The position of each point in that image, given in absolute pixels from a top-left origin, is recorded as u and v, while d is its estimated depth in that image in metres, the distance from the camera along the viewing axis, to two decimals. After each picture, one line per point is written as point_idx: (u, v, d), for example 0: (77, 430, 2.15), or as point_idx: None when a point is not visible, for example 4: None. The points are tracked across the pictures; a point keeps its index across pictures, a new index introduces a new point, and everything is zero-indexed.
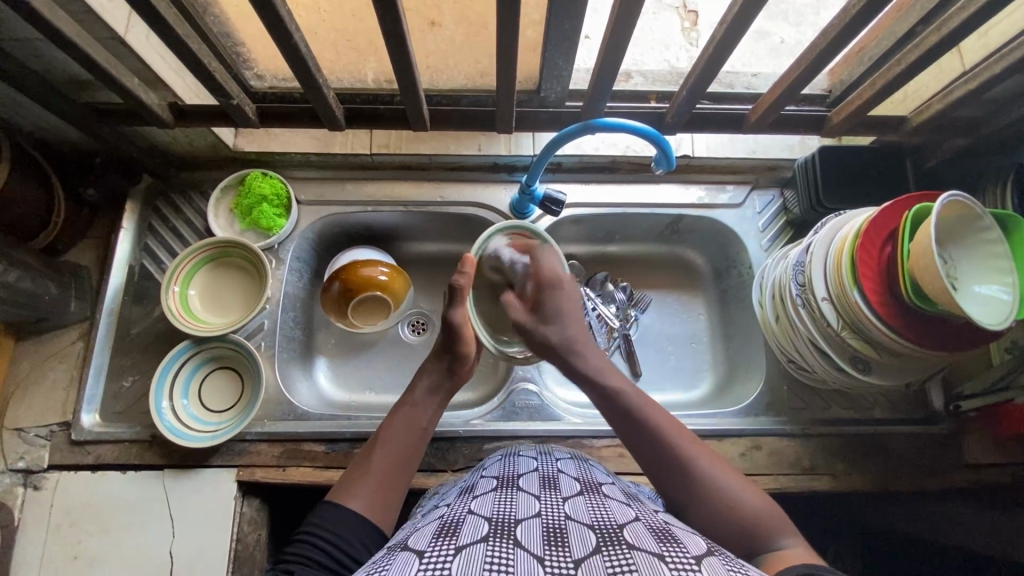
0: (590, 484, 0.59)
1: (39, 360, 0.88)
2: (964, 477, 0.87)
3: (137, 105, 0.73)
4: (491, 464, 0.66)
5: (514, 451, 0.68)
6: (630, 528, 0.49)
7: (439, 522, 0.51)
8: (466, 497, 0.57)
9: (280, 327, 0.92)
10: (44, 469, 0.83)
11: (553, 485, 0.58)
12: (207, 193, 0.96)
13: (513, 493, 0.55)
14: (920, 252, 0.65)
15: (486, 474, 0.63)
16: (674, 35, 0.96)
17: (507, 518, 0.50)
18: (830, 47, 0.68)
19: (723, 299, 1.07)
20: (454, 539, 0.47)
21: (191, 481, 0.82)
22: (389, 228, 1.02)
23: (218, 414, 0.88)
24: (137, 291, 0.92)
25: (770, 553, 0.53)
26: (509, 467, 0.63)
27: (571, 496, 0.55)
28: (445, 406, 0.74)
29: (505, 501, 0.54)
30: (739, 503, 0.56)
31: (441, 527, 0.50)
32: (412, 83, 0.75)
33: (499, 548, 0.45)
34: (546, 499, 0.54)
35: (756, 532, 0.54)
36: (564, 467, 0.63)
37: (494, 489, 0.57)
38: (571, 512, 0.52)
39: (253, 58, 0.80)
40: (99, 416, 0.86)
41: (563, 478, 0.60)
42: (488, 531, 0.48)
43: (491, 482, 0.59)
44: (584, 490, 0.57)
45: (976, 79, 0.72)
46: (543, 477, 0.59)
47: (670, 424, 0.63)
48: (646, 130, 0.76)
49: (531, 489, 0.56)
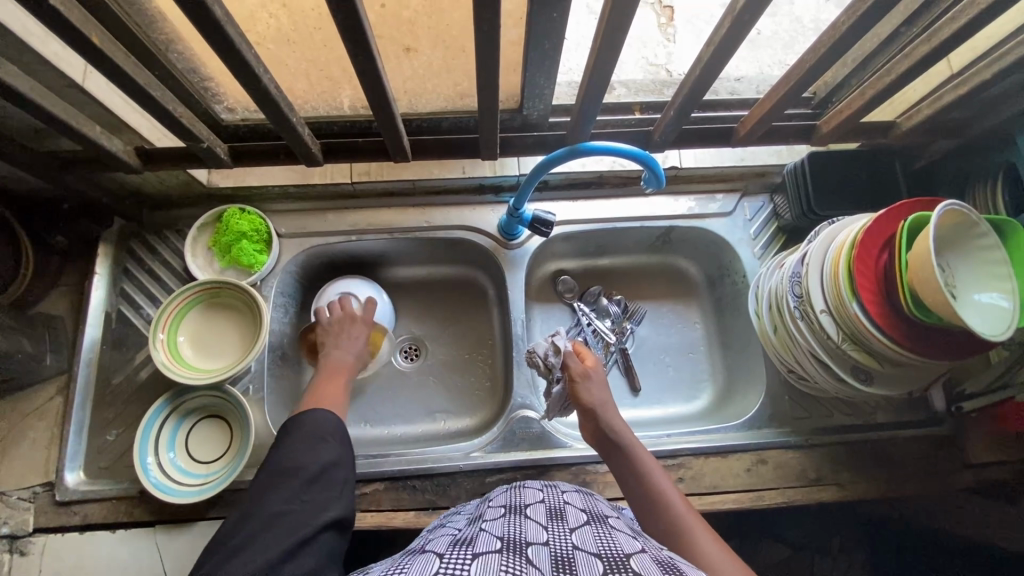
0: (596, 514, 0.59)
1: (17, 418, 0.84)
2: (972, 477, 0.87)
3: (102, 153, 0.69)
4: (499, 495, 0.66)
5: (520, 483, 0.68)
6: (637, 558, 0.48)
7: (454, 539, 0.52)
8: (476, 523, 0.57)
9: (269, 368, 0.89)
10: (30, 533, 0.79)
11: (560, 514, 0.57)
12: (184, 232, 0.93)
13: (522, 520, 0.55)
14: (919, 263, 0.65)
15: (494, 504, 0.62)
16: (652, 32, 0.98)
17: (518, 540, 0.50)
18: (817, 63, 0.66)
19: (718, 308, 1.06)
20: (471, 548, 0.48)
21: (186, 536, 0.79)
22: (375, 255, 1.00)
23: (207, 464, 0.84)
24: (116, 338, 0.88)
25: None
26: (516, 497, 0.63)
27: (578, 526, 0.55)
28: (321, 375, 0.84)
29: (515, 525, 0.53)
30: None
31: (456, 542, 0.51)
32: (392, 114, 0.72)
33: (511, 564, 0.45)
34: (554, 528, 0.53)
35: None
36: (570, 498, 0.62)
37: (504, 515, 0.57)
38: (577, 541, 0.51)
39: (221, 92, 0.77)
40: (84, 473, 0.82)
41: (570, 509, 0.59)
42: (500, 548, 0.48)
43: (500, 509, 0.59)
44: (591, 520, 0.57)
45: (966, 83, 0.71)
46: (550, 508, 0.59)
47: (687, 508, 0.63)
48: (634, 152, 0.72)
49: (538, 518, 0.56)
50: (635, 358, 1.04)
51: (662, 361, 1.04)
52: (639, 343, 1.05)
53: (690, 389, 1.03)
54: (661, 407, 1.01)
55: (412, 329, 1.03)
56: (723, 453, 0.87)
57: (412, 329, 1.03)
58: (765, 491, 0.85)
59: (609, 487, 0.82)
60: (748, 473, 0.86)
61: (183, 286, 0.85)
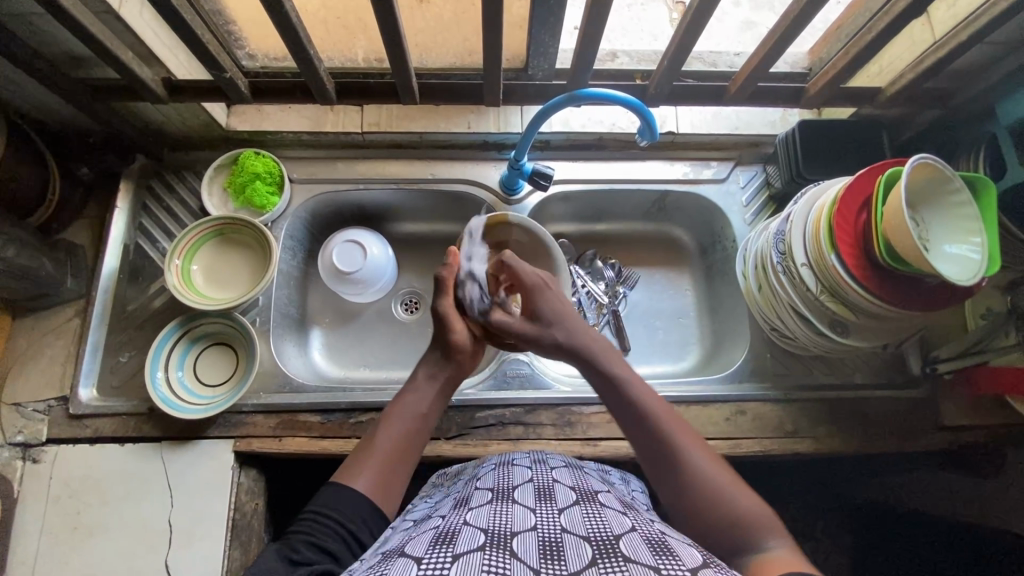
0: (585, 492, 0.61)
1: (36, 337, 0.89)
2: (945, 439, 0.90)
3: (132, 80, 0.74)
4: (487, 472, 0.68)
5: (508, 460, 0.70)
6: (626, 539, 0.49)
7: (436, 531, 0.52)
8: (461, 509, 0.58)
9: (275, 304, 0.94)
10: (43, 442, 0.84)
11: (548, 496, 0.59)
12: (201, 173, 0.98)
13: (509, 507, 0.56)
14: (891, 213, 0.68)
15: (482, 485, 0.64)
16: (662, 27, 0.99)
17: (503, 531, 0.50)
18: (800, 15, 0.71)
19: (708, 274, 1.10)
20: (451, 547, 0.48)
21: (189, 453, 0.84)
22: (381, 207, 1.04)
23: (212, 388, 0.88)
24: (132, 268, 0.93)
25: (754, 552, 0.52)
26: (504, 477, 0.64)
27: (566, 507, 0.56)
28: (444, 391, 0.75)
29: (501, 514, 0.54)
30: (726, 498, 0.56)
31: (437, 536, 0.51)
32: (403, 57, 0.76)
33: (494, 560, 0.45)
34: (542, 512, 0.55)
35: (740, 524, 0.55)
36: (559, 477, 0.65)
37: (490, 500, 0.58)
38: (566, 524, 0.52)
39: (243, 36, 0.83)
40: (96, 390, 0.87)
41: (559, 489, 0.61)
42: (483, 542, 0.48)
43: (487, 494, 0.60)
44: (580, 500, 0.58)
45: (945, 46, 0.75)
46: (539, 488, 0.61)
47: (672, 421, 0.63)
48: (629, 100, 0.77)
49: (526, 501, 0.57)
50: (627, 320, 1.08)
51: (653, 324, 1.08)
52: (632, 305, 1.09)
53: (678, 351, 1.06)
54: (648, 366, 1.05)
55: (413, 282, 1.08)
56: (704, 403, 0.91)
57: (413, 282, 1.08)
58: (743, 441, 0.88)
59: (593, 428, 0.86)
60: (727, 422, 0.89)
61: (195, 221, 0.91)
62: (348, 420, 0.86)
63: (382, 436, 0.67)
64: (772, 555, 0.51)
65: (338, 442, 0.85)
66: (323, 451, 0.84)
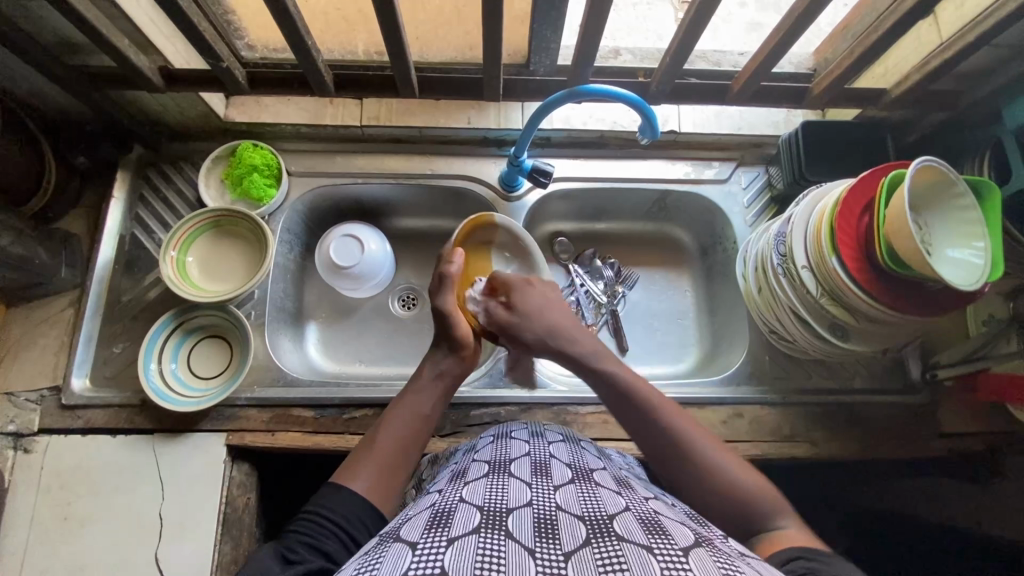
0: (582, 469, 0.60)
1: (29, 326, 0.89)
2: (943, 446, 0.89)
3: (128, 68, 0.74)
4: (484, 447, 0.66)
5: (505, 432, 0.69)
6: (620, 517, 0.49)
7: (432, 510, 0.51)
8: (457, 483, 0.57)
9: (270, 297, 0.93)
10: (34, 432, 0.83)
11: (544, 471, 0.58)
12: (198, 165, 0.97)
13: (505, 480, 0.55)
14: (894, 217, 0.67)
15: (478, 457, 0.63)
16: (666, 25, 0.98)
17: (498, 507, 0.50)
18: (804, 15, 0.70)
19: (708, 275, 1.09)
20: (447, 529, 0.46)
21: (181, 446, 0.83)
22: (379, 202, 1.03)
23: (206, 380, 0.88)
24: (127, 259, 0.92)
25: (767, 534, 0.57)
26: (501, 451, 0.64)
27: (562, 483, 0.56)
28: (447, 395, 0.74)
29: (497, 488, 0.53)
30: (735, 484, 0.60)
31: (433, 516, 0.49)
32: (403, 50, 0.75)
33: (489, 541, 0.44)
34: (538, 486, 0.54)
35: (753, 507, 0.58)
36: (555, 451, 0.64)
37: (486, 474, 0.57)
38: (561, 501, 0.51)
39: (243, 27, 0.82)
40: (89, 380, 0.87)
41: (555, 463, 0.60)
42: (479, 521, 0.47)
43: (482, 467, 0.59)
44: (576, 476, 0.57)
45: (951, 47, 0.74)
46: (535, 463, 0.60)
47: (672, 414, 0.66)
48: (630, 96, 0.75)
49: (522, 476, 0.56)
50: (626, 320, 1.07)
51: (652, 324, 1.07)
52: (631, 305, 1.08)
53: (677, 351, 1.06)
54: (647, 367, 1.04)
55: (410, 278, 1.07)
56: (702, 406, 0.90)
57: (410, 278, 1.07)
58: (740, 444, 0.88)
59: (588, 428, 0.86)
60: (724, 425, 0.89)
61: (190, 214, 0.90)
62: (341, 416, 0.85)
63: (382, 436, 0.66)
64: (783, 533, 0.56)
65: (330, 437, 0.84)
66: (315, 446, 0.84)
